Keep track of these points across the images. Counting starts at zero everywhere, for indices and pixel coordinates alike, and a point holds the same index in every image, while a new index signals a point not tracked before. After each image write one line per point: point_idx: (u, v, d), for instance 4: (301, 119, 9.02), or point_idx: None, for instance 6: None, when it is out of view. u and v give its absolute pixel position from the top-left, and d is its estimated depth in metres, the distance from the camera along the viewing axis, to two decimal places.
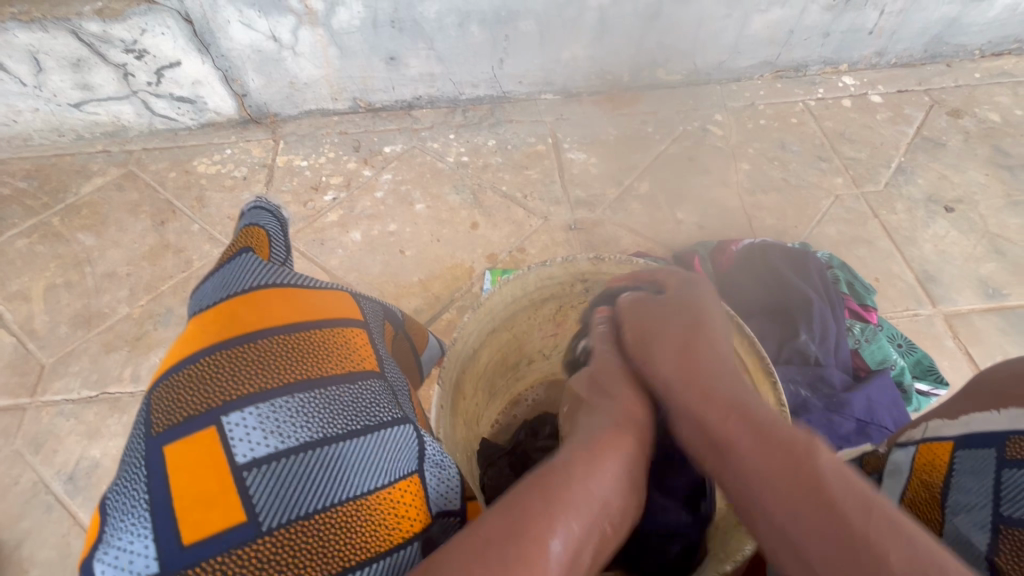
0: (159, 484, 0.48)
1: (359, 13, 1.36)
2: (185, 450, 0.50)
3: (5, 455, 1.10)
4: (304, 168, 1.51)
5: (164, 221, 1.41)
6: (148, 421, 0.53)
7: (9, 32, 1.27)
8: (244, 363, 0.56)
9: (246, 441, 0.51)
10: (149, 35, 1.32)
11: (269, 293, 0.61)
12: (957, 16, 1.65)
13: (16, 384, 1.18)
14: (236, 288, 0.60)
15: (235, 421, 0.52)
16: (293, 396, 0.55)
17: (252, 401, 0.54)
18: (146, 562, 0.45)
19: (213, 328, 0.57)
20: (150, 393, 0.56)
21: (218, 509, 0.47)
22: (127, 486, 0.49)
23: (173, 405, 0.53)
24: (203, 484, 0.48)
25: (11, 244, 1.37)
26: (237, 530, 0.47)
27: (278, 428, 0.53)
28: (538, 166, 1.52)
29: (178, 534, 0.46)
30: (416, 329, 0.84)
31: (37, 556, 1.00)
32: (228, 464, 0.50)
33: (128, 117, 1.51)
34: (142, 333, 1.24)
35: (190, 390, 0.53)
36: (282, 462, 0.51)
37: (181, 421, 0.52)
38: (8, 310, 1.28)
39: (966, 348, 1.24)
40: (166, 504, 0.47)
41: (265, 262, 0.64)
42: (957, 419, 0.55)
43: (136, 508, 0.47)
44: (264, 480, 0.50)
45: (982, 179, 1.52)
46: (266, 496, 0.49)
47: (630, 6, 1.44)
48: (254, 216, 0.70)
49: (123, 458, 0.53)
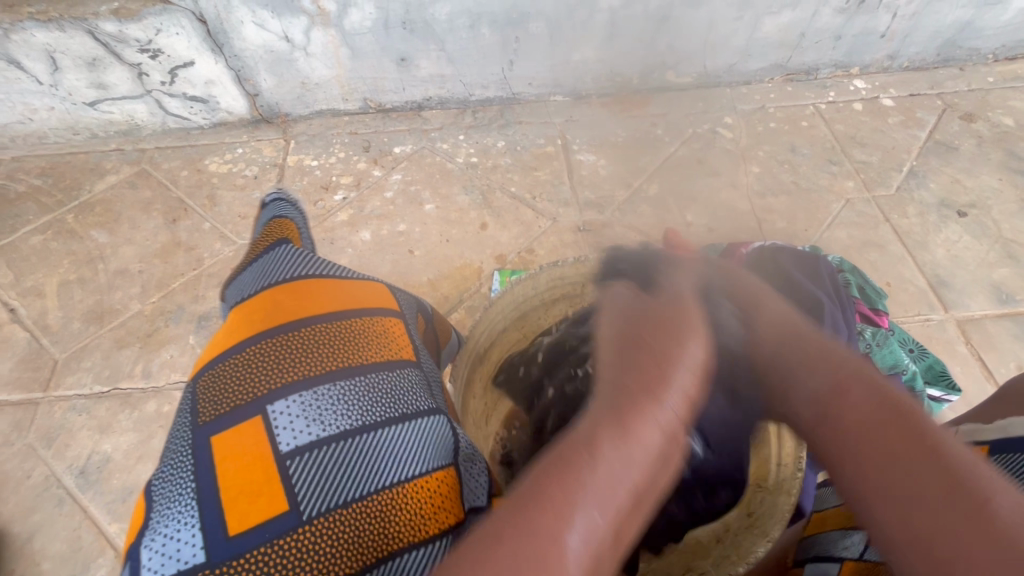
0: (205, 474, 0.51)
1: (371, 14, 1.37)
2: (232, 440, 0.53)
3: (17, 449, 1.11)
4: (315, 168, 1.52)
5: (176, 220, 1.42)
6: (195, 412, 0.56)
7: (27, 32, 1.29)
8: (288, 352, 0.59)
9: (289, 429, 0.54)
10: (164, 35, 1.34)
11: (309, 286, 0.65)
12: (970, 20, 1.63)
13: (29, 379, 1.19)
14: (278, 280, 0.66)
15: (279, 410, 0.55)
16: (334, 384, 0.57)
17: (295, 389, 0.56)
18: (193, 551, 0.46)
19: (258, 318, 0.61)
20: (194, 383, 0.60)
21: (262, 499, 0.49)
22: (172, 476, 0.52)
23: (219, 396, 0.56)
24: (248, 474, 0.51)
25: (26, 240, 1.39)
26: (281, 519, 0.49)
27: (319, 416, 0.55)
28: (547, 167, 1.53)
29: (225, 524, 0.48)
30: (439, 322, 0.85)
31: (48, 549, 1.01)
32: (273, 453, 0.52)
33: (141, 115, 1.53)
34: (153, 330, 1.25)
35: (237, 378, 0.57)
36: (323, 450, 0.53)
37: (226, 412, 0.55)
38: (22, 306, 1.29)
39: (978, 354, 1.23)
40: (213, 493, 0.49)
41: (301, 257, 0.69)
42: (993, 424, 0.56)
43: (184, 497, 0.49)
44: (307, 469, 0.52)
45: (995, 184, 1.50)
46: (308, 484, 0.51)
47: (642, 8, 1.44)
48: (278, 211, 0.80)
49: (169, 451, 0.56)
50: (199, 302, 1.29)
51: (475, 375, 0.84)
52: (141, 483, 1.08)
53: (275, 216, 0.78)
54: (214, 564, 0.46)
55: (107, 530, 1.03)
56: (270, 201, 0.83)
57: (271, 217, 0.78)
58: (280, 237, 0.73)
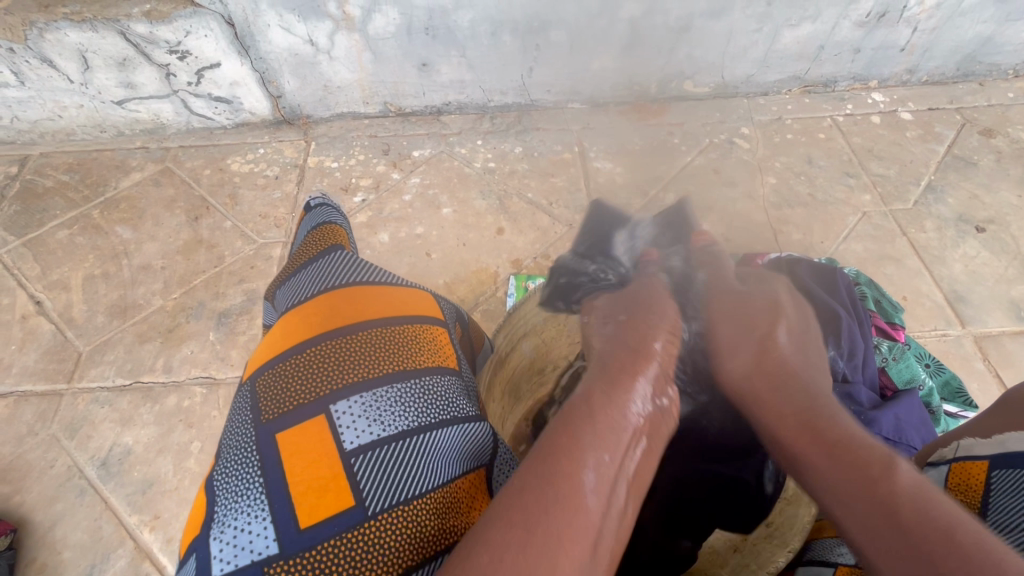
0: (274, 470, 0.52)
1: (395, 20, 1.39)
2: (297, 437, 0.54)
3: (42, 439, 1.13)
4: (335, 169, 1.54)
5: (198, 217, 1.45)
6: (257, 409, 0.57)
7: (61, 31, 1.32)
8: (349, 353, 0.61)
9: (352, 428, 0.55)
10: (193, 37, 1.36)
11: (365, 291, 0.67)
12: (990, 35, 1.63)
13: (54, 370, 1.22)
14: (333, 285, 0.67)
15: (342, 409, 0.56)
16: (393, 387, 0.59)
17: (356, 391, 0.58)
18: (266, 543, 0.48)
19: (317, 321, 0.63)
20: (252, 381, 0.61)
21: (331, 495, 0.51)
22: (237, 470, 0.53)
23: (282, 394, 0.57)
24: (316, 471, 0.52)
25: (52, 235, 1.42)
26: (348, 514, 0.51)
27: (380, 417, 0.57)
28: (564, 174, 1.54)
29: (296, 518, 0.49)
30: (474, 330, 0.86)
31: (69, 539, 1.03)
32: (337, 450, 0.54)
33: (167, 115, 1.56)
34: (175, 326, 1.27)
35: (300, 377, 0.58)
36: (384, 449, 0.55)
37: (290, 411, 0.56)
38: (48, 298, 1.32)
39: (995, 371, 1.22)
40: (282, 488, 0.50)
41: (353, 263, 0.71)
42: (991, 438, 0.58)
43: (253, 492, 0.50)
44: (370, 467, 0.54)
45: (1014, 200, 1.50)
46: (372, 481, 0.53)
47: (662, 19, 1.45)
48: (321, 215, 0.83)
49: (229, 446, 0.56)
50: (219, 299, 1.31)
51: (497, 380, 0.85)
52: (160, 476, 1.09)
53: (322, 221, 0.81)
54: (287, 556, 0.47)
55: (127, 521, 1.05)
56: (313, 207, 0.85)
57: (318, 223, 0.81)
58: (332, 242, 0.75)
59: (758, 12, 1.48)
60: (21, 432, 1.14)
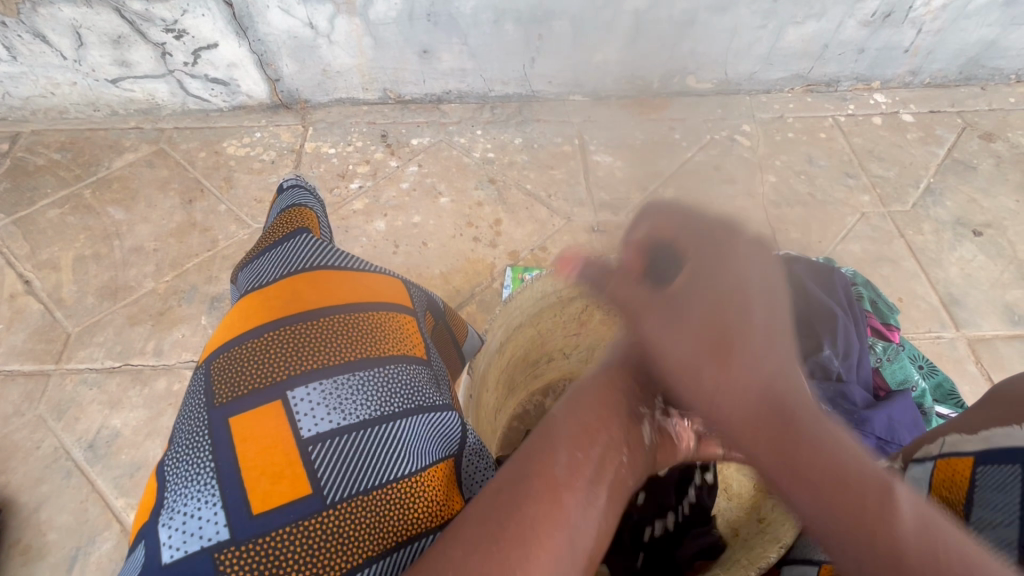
0: (226, 455, 0.51)
1: (396, 6, 1.37)
2: (252, 423, 0.53)
3: (28, 420, 1.12)
4: (332, 156, 1.52)
5: (192, 200, 1.43)
6: (211, 393, 0.56)
7: (55, 6, 1.30)
8: (311, 337, 0.60)
9: (310, 416, 0.55)
10: (190, 16, 1.34)
11: (329, 277, 0.66)
12: (994, 39, 1.63)
13: (42, 350, 1.20)
14: (297, 269, 0.66)
15: (299, 396, 0.56)
16: (354, 374, 0.59)
17: (316, 376, 0.57)
18: (216, 528, 0.47)
19: (278, 304, 0.62)
20: (209, 366, 0.60)
21: (288, 483, 0.51)
22: (189, 455, 0.52)
23: (237, 380, 0.56)
24: (271, 458, 0.52)
25: (43, 214, 1.40)
26: (305, 502, 0.50)
27: (339, 404, 0.56)
28: (564, 166, 1.53)
29: (249, 505, 0.49)
30: (457, 318, 0.84)
31: (55, 521, 1.02)
32: (294, 438, 0.53)
33: (162, 95, 1.53)
34: (165, 309, 1.26)
35: (257, 363, 0.57)
36: (342, 437, 0.54)
37: (243, 397, 0.55)
38: (37, 278, 1.30)
39: (987, 373, 1.23)
40: (233, 474, 0.50)
41: (320, 247, 0.70)
42: (977, 434, 0.54)
43: (203, 476, 0.50)
44: (328, 455, 0.53)
45: (1012, 205, 1.50)
46: (330, 469, 0.52)
47: (666, 12, 1.43)
48: (297, 198, 0.79)
49: (182, 431, 0.55)
50: (213, 283, 1.30)
51: (491, 369, 0.82)
52: (149, 460, 1.08)
53: (292, 205, 0.78)
54: (237, 542, 0.47)
55: (114, 504, 1.04)
56: (286, 187, 0.82)
57: (289, 205, 0.78)
58: (298, 227, 0.73)
59: (763, 9, 1.47)
60: (7, 412, 1.13)
